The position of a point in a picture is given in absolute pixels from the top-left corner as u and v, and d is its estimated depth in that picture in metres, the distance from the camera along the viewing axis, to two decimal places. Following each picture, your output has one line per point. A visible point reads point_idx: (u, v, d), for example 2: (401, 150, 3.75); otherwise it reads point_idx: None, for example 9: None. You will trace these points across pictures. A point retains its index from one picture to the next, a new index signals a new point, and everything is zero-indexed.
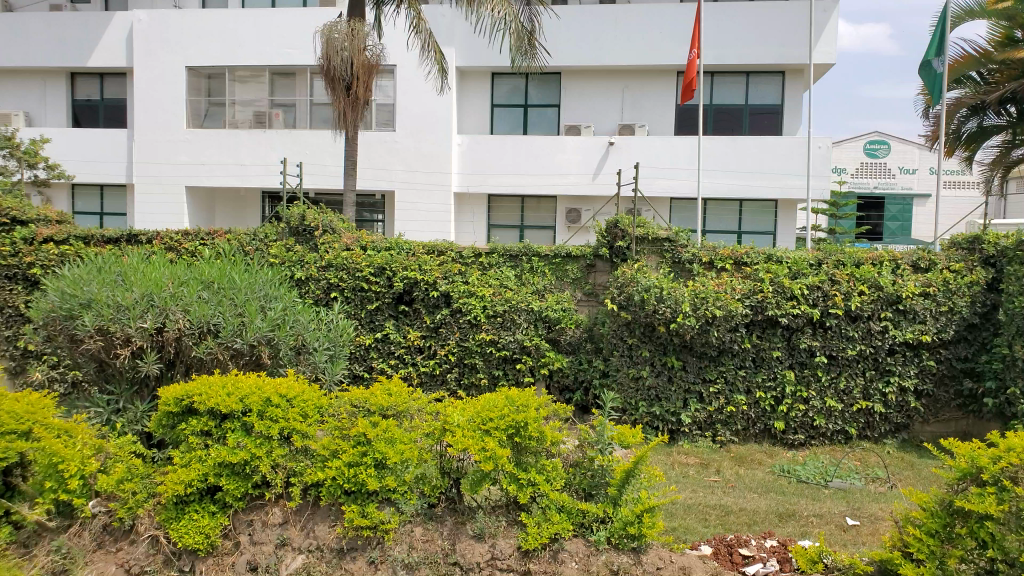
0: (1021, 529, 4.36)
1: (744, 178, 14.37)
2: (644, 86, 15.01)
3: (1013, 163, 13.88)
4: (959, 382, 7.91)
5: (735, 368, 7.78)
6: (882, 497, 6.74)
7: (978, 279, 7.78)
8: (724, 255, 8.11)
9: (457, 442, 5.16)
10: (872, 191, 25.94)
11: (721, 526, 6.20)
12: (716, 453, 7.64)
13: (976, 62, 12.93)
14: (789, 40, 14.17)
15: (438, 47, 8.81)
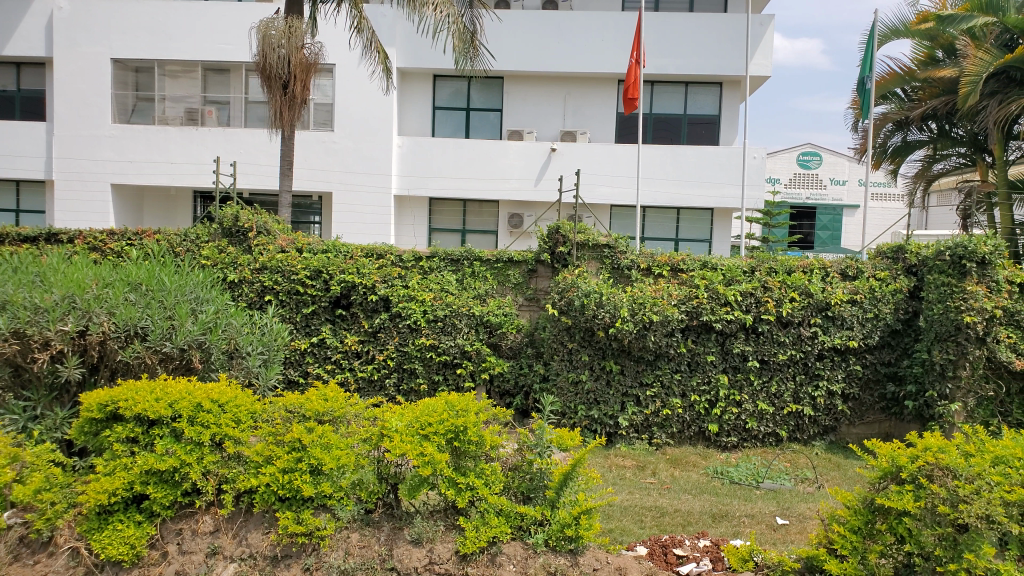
0: (937, 525, 4.68)
1: (683, 186, 14.71)
2: (585, 93, 15.22)
3: (934, 176, 14.61)
4: (883, 386, 8.25)
5: (671, 371, 7.95)
6: (810, 497, 6.96)
7: (901, 286, 8.13)
8: (662, 262, 8.27)
9: (395, 446, 5.15)
10: (804, 202, 26.76)
11: (657, 527, 6.30)
12: (651, 455, 7.77)
13: (901, 79, 13.51)
14: (727, 51, 14.56)
15: (382, 47, 8.69)
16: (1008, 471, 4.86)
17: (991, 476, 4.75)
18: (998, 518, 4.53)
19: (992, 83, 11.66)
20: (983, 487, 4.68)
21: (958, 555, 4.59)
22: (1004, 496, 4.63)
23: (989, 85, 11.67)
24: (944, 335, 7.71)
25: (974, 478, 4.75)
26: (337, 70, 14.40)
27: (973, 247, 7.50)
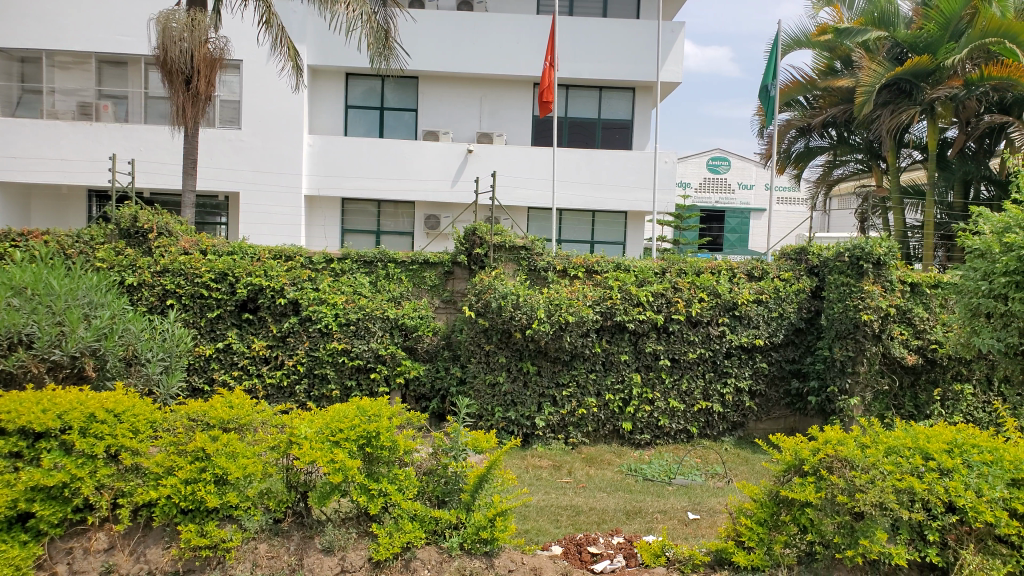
0: (836, 514, 4.94)
1: (597, 191, 14.93)
2: (501, 95, 15.26)
3: (834, 181, 15.32)
4: (788, 382, 8.58)
5: (586, 371, 8.03)
6: (720, 491, 7.16)
7: (804, 287, 8.50)
8: (577, 263, 8.34)
9: (305, 453, 4.98)
10: (714, 206, 27.53)
11: (572, 526, 6.35)
12: (567, 455, 7.83)
13: (803, 88, 13.95)
14: (639, 57, 14.90)
15: (292, 44, 8.48)
16: (900, 460, 5.09)
17: (885, 465, 4.99)
18: (891, 504, 4.81)
19: (885, 93, 12.21)
20: (878, 476, 4.93)
21: (855, 541, 4.86)
22: (897, 484, 4.89)
23: (882, 95, 12.22)
24: (844, 333, 8.09)
25: (869, 468, 5.00)
26: (245, 66, 14.00)
27: (870, 249, 7.86)
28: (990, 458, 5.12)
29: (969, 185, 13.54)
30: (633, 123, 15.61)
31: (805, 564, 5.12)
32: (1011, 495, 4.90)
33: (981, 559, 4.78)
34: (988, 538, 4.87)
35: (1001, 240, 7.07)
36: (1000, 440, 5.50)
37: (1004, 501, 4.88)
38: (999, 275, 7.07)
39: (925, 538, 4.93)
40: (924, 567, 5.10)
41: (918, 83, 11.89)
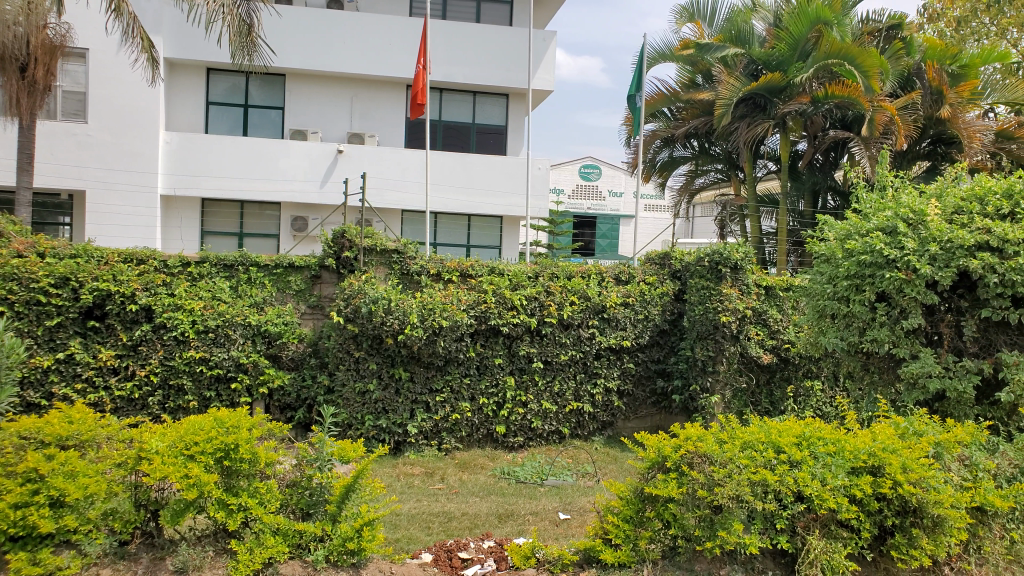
0: (697, 508, 5.19)
1: (471, 195, 15.03)
2: (372, 97, 15.06)
3: (696, 189, 15.98)
4: (654, 381, 8.93)
5: (460, 376, 8.03)
6: (589, 490, 7.33)
7: (668, 290, 8.88)
8: (451, 267, 8.30)
9: (155, 469, 4.63)
10: (586, 213, 28.18)
11: (443, 532, 6.30)
12: (440, 461, 7.77)
13: (667, 100, 14.57)
14: (512, 64, 15.14)
15: (145, 34, 8.00)
16: (754, 453, 5.42)
17: (740, 459, 5.31)
18: (746, 496, 5.11)
19: (743, 107, 13.02)
20: (734, 470, 5.24)
21: (713, 533, 5.13)
22: (751, 476, 5.19)
23: (739, 108, 13.01)
24: (704, 333, 8.47)
25: (727, 462, 5.30)
26: (91, 55, 13.01)
27: (728, 254, 8.27)
28: (834, 449, 5.49)
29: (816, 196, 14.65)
30: (507, 129, 15.83)
31: (669, 558, 5.35)
32: (852, 482, 5.23)
33: (826, 543, 5.12)
34: (831, 523, 5.21)
35: (844, 247, 7.77)
36: (842, 433, 5.88)
37: (845, 489, 5.21)
38: (842, 279, 7.74)
39: (776, 526, 5.21)
40: (777, 554, 5.42)
41: (772, 98, 12.73)
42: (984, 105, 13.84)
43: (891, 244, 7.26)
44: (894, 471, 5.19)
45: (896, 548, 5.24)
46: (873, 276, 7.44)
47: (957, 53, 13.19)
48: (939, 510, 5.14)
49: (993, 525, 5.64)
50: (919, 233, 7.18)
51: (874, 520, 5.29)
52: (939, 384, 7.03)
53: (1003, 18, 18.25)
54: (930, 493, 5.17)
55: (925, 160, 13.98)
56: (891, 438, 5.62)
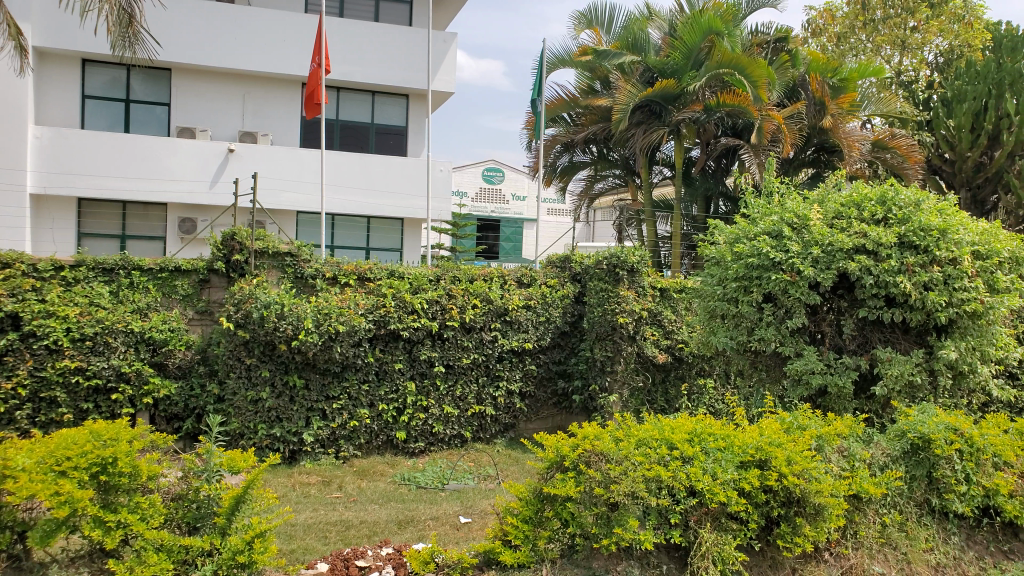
0: (594, 507, 5.30)
1: (371, 196, 15.04)
2: (266, 94, 14.75)
3: (595, 194, 16.42)
4: (555, 382, 9.07)
5: (358, 382, 7.89)
6: (490, 492, 7.36)
7: (568, 292, 9.06)
8: (347, 270, 8.18)
9: (22, 486, 4.19)
10: (489, 216, 28.25)
11: (340, 541, 6.17)
12: (338, 469, 7.62)
13: (566, 105, 14.77)
14: (411, 64, 15.22)
15: (14, 22, 7.48)
16: (649, 451, 5.58)
17: (636, 457, 5.45)
18: (640, 493, 5.24)
19: (638, 114, 13.39)
20: (629, 467, 5.37)
21: (610, 530, 5.22)
22: (646, 473, 5.33)
23: (637, 116, 13.38)
24: (602, 334, 8.68)
25: (623, 460, 5.45)
26: None
27: (625, 257, 8.51)
28: (723, 444, 5.72)
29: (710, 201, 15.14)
30: (407, 129, 15.78)
31: (567, 556, 5.43)
32: (741, 476, 5.45)
33: (716, 536, 5.28)
34: (722, 516, 5.39)
35: (733, 250, 8.08)
36: (732, 428, 6.17)
37: (735, 482, 5.41)
38: (732, 281, 8.05)
39: (668, 521, 5.34)
40: (671, 548, 5.49)
41: (667, 106, 13.17)
42: (862, 116, 14.73)
43: (777, 247, 7.63)
44: (779, 463, 5.46)
45: (782, 537, 5.48)
46: (760, 278, 7.78)
47: (836, 67, 13.93)
48: (819, 498, 5.41)
49: (868, 510, 5.97)
50: (803, 238, 7.56)
51: (761, 511, 5.53)
52: (821, 380, 7.41)
53: (878, 35, 19.67)
54: (811, 484, 5.44)
55: (811, 167, 14.76)
56: (778, 433, 5.90)
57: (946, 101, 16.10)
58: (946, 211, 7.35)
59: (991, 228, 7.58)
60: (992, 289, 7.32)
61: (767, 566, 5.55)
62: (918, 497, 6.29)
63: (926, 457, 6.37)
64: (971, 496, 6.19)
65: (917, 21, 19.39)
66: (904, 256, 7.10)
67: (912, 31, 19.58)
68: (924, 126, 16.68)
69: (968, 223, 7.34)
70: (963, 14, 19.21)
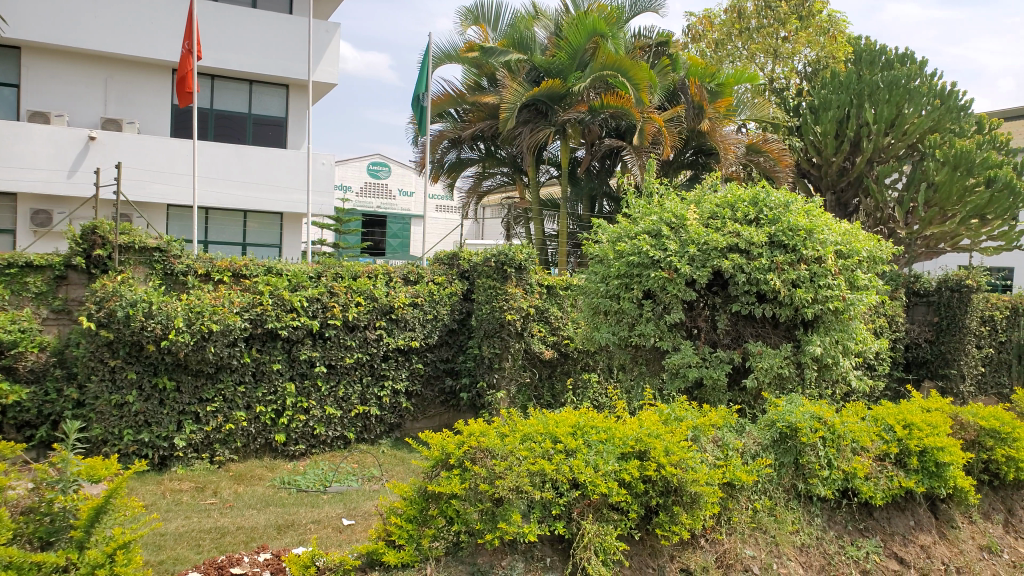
0: (479, 502, 5.31)
1: (247, 189, 15.45)
2: (130, 80, 14.63)
3: (484, 191, 16.65)
4: (442, 381, 9.09)
5: (233, 384, 7.58)
6: (374, 493, 7.26)
7: (456, 290, 9.10)
8: (221, 267, 7.85)
9: None
10: (375, 211, 27.83)
11: (215, 549, 5.89)
12: (213, 474, 7.30)
13: (453, 101, 14.67)
14: (290, 54, 15.73)
15: None
16: (534, 445, 5.65)
17: (520, 452, 5.48)
18: (525, 487, 5.28)
19: (525, 113, 13.54)
20: (514, 462, 5.39)
21: (495, 525, 5.23)
22: (530, 467, 5.38)
23: (523, 114, 13.53)
24: (491, 331, 8.73)
25: (508, 455, 5.45)
26: None
27: (512, 255, 8.60)
28: (605, 436, 5.87)
29: (593, 201, 15.52)
30: (288, 121, 16.29)
31: (451, 554, 5.36)
32: (621, 467, 5.59)
33: (598, 527, 5.36)
34: (603, 507, 5.49)
35: (615, 248, 8.32)
36: (613, 420, 6.32)
37: (616, 473, 5.54)
38: (614, 278, 8.30)
39: (552, 514, 5.36)
40: (555, 541, 5.54)
41: (553, 106, 13.40)
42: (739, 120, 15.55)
43: (656, 246, 7.90)
44: (658, 454, 5.64)
45: (660, 526, 5.64)
46: (640, 275, 8.04)
47: (714, 72, 14.56)
48: (695, 487, 5.62)
49: (741, 497, 6.30)
50: (680, 237, 7.85)
51: (641, 501, 5.68)
52: (697, 372, 7.70)
53: (752, 43, 20.83)
54: (688, 473, 5.66)
55: (689, 169, 15.43)
56: (655, 424, 6.10)
57: (814, 108, 16.92)
58: (812, 213, 7.81)
59: (851, 229, 8.09)
60: (852, 287, 7.80)
61: (647, 554, 5.70)
62: (785, 483, 6.64)
63: (793, 445, 6.73)
64: (832, 480, 6.60)
65: (787, 31, 20.59)
66: (774, 255, 7.48)
67: (783, 41, 20.77)
68: (794, 132, 17.41)
69: (832, 224, 7.81)
70: (828, 27, 20.43)
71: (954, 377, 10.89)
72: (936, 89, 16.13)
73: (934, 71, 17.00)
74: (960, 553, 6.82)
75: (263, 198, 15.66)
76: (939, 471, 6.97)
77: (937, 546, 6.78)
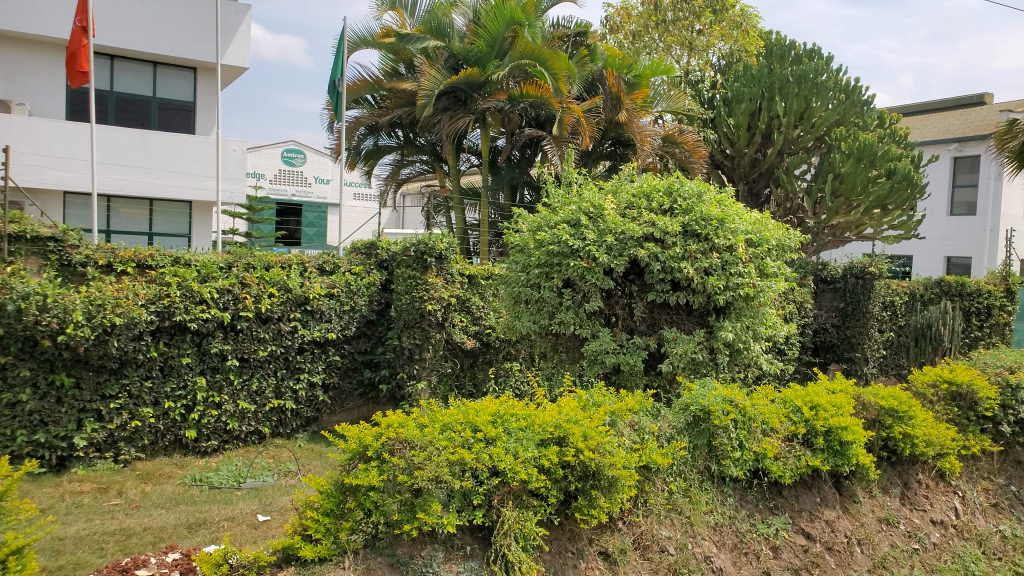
0: (398, 493, 5.19)
1: (153, 176, 16.08)
2: (21, 60, 14.96)
3: (403, 179, 16.37)
4: (360, 373, 9.00)
5: (140, 379, 7.28)
6: (290, 488, 7.12)
7: (374, 280, 8.97)
8: (125, 258, 7.60)
9: None
10: (290, 199, 27.20)
11: (120, 552, 5.64)
12: (117, 474, 7.00)
13: (370, 87, 14.46)
14: (193, 36, 16.48)
15: None
16: (453, 435, 5.58)
17: (440, 442, 5.42)
18: (444, 477, 5.24)
19: (444, 100, 13.43)
20: (434, 452, 5.33)
21: (414, 515, 5.17)
22: (449, 457, 5.33)
23: (442, 102, 13.41)
24: (411, 323, 8.65)
25: (427, 446, 5.37)
26: None
27: (433, 244, 8.55)
28: (524, 423, 5.91)
29: (515, 190, 15.64)
30: (196, 106, 17.15)
31: (370, 546, 5.25)
32: (540, 453, 5.66)
33: (517, 513, 5.37)
34: (523, 494, 5.51)
35: (535, 238, 8.34)
36: (533, 408, 6.34)
37: (535, 460, 5.61)
38: (534, 268, 8.29)
39: (472, 503, 5.37)
40: (474, 529, 5.52)
41: (472, 94, 13.34)
42: (656, 112, 15.89)
43: (575, 235, 7.95)
44: (576, 439, 5.70)
45: (579, 510, 5.70)
46: (560, 264, 8.05)
47: (631, 64, 14.89)
48: (612, 471, 5.72)
49: (657, 479, 6.48)
50: (598, 226, 7.93)
51: (559, 486, 5.73)
52: (615, 358, 7.83)
53: (669, 35, 21.31)
54: (605, 457, 5.74)
55: (608, 159, 15.69)
56: (575, 411, 6.15)
57: (727, 101, 17.35)
58: (724, 203, 8.05)
59: (761, 218, 8.33)
60: (762, 274, 8.06)
61: (566, 539, 5.77)
62: (700, 465, 6.81)
63: (706, 428, 6.95)
64: (743, 461, 6.83)
65: (702, 24, 21.15)
66: (687, 244, 7.66)
67: (698, 34, 21.32)
68: (708, 124, 17.85)
69: (742, 214, 8.05)
70: (740, 21, 21.14)
71: (857, 360, 11.48)
72: (842, 84, 16.81)
73: (841, 66, 17.74)
74: (861, 526, 7.16)
75: (169, 184, 16.33)
76: (843, 450, 7.25)
77: (841, 521, 7.10)
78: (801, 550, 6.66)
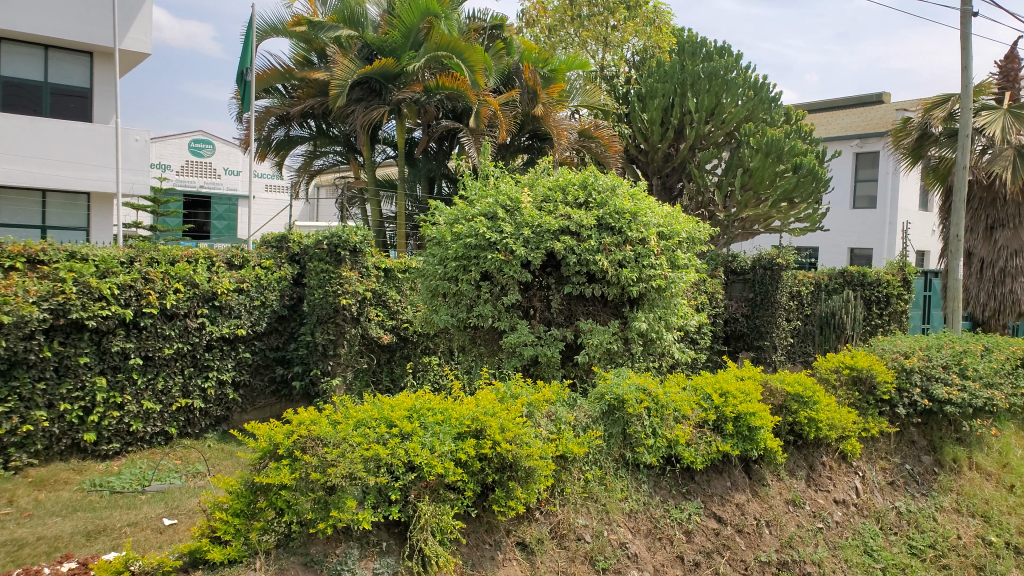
0: (310, 492, 5.06)
1: (51, 167, 15.60)
2: None
3: (316, 170, 16.10)
4: (272, 370, 8.86)
5: (32, 381, 6.90)
6: (198, 489, 6.90)
7: (286, 274, 8.86)
8: (13, 252, 7.09)
9: None
10: (197, 191, 26.30)
11: (10, 563, 5.32)
12: (8, 482, 6.64)
13: (280, 76, 14.10)
14: (87, 18, 15.73)
15: None
16: (367, 431, 5.47)
17: (353, 438, 5.30)
18: (359, 473, 5.12)
19: (358, 90, 13.30)
20: (347, 449, 5.21)
21: (327, 514, 5.04)
22: (364, 453, 5.22)
23: (356, 92, 13.28)
24: (324, 317, 8.53)
25: (340, 443, 5.25)
26: None
27: (346, 237, 8.43)
28: (441, 417, 5.84)
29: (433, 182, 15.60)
30: (93, 93, 16.39)
31: (282, 546, 5.14)
32: (457, 447, 5.60)
33: (434, 508, 5.35)
34: (439, 487, 5.48)
35: (452, 231, 8.25)
36: (450, 401, 6.31)
37: (452, 453, 5.54)
38: (452, 260, 8.18)
39: (387, 499, 5.26)
40: (391, 525, 5.44)
41: (387, 84, 13.23)
42: (571, 106, 16.07)
43: (492, 228, 7.92)
44: (493, 431, 5.68)
45: (496, 502, 5.71)
46: (477, 257, 8.02)
47: (547, 58, 15.16)
48: (529, 462, 5.74)
49: (573, 469, 6.55)
50: (515, 219, 7.93)
51: (477, 479, 5.72)
52: (532, 350, 7.88)
53: (584, 30, 21.64)
54: (522, 448, 5.76)
55: (526, 153, 15.79)
56: (492, 403, 6.16)
57: (640, 96, 17.54)
58: (637, 196, 8.23)
59: (672, 212, 8.52)
60: (673, 266, 8.24)
61: (484, 531, 5.80)
62: (615, 453, 6.93)
63: (620, 416, 7.05)
64: (657, 448, 7.00)
65: (616, 20, 21.48)
66: (602, 237, 7.79)
67: (613, 29, 21.66)
68: (623, 119, 18.15)
69: (654, 208, 8.23)
70: (654, 18, 21.41)
71: (766, 348, 11.92)
72: (750, 81, 17.40)
73: (750, 64, 18.36)
74: (769, 508, 7.45)
75: (68, 176, 15.89)
76: (752, 435, 7.48)
77: (750, 504, 7.36)
78: (712, 533, 6.90)
